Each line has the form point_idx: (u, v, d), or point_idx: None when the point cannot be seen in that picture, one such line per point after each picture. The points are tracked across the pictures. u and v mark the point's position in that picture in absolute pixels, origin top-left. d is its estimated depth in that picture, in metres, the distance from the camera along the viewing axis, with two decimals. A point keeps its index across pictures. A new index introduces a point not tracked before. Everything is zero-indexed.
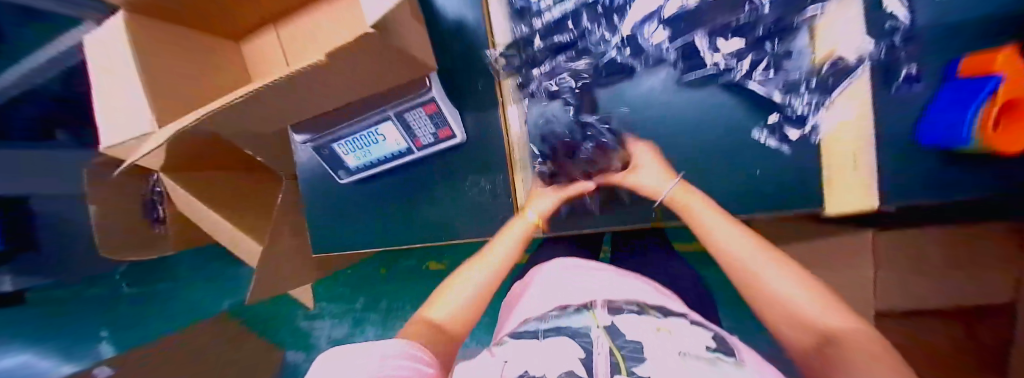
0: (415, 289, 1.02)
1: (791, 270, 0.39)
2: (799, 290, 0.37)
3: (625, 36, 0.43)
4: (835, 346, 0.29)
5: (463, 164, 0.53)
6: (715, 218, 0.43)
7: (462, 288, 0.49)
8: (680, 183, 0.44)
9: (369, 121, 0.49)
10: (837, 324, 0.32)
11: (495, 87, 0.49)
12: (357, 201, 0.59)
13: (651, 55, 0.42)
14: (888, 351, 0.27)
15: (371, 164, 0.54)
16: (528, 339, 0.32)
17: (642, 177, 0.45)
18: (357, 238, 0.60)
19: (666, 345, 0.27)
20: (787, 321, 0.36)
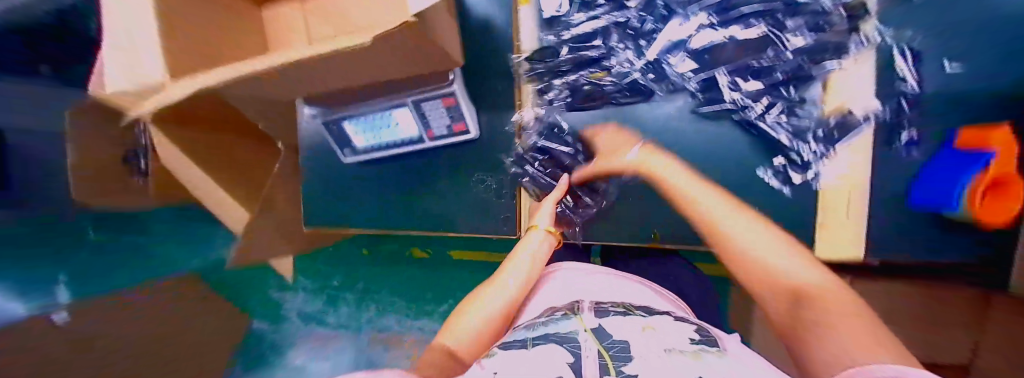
0: (396, 275, 1.02)
1: (748, 221, 0.37)
2: (769, 246, 0.35)
3: (650, 60, 0.43)
4: (810, 305, 0.29)
5: (472, 160, 0.53)
6: (687, 184, 0.41)
7: (481, 306, 0.42)
8: (650, 152, 0.45)
9: (386, 105, 0.49)
10: (807, 278, 0.31)
11: (512, 88, 0.50)
12: (361, 181, 0.58)
13: (672, 83, 0.43)
14: (860, 306, 0.28)
15: (381, 147, 0.54)
16: (517, 348, 0.31)
17: (613, 155, 0.47)
18: (357, 218, 0.60)
19: (650, 343, 0.28)
20: (761, 279, 0.34)
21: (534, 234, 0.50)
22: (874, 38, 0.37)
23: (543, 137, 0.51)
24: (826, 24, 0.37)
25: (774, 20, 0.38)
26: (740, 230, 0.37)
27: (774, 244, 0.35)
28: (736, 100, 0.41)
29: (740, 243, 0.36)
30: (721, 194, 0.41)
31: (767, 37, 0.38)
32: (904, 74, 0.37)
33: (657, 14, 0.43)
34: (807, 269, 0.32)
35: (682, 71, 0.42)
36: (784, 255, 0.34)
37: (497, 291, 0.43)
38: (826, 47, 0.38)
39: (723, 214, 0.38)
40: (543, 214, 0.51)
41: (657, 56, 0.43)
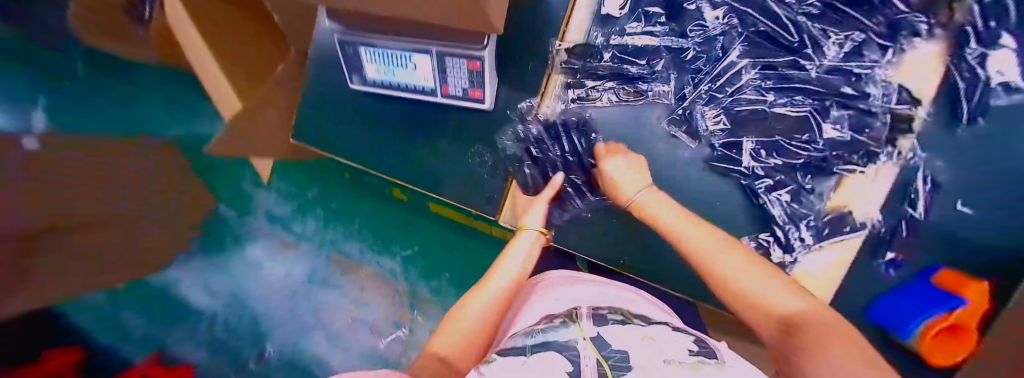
0: (368, 207, 1.12)
1: (743, 256, 0.37)
2: (751, 272, 0.36)
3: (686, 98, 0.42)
4: (803, 338, 0.29)
5: (478, 130, 0.51)
6: (678, 221, 0.41)
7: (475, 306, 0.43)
8: (651, 190, 0.43)
9: (408, 45, 0.46)
10: (795, 306, 0.32)
11: (543, 75, 0.48)
12: (364, 112, 0.57)
13: (696, 132, 0.42)
14: (846, 338, 0.28)
15: (392, 86, 0.52)
16: (517, 355, 0.35)
17: (620, 175, 0.44)
18: (352, 146, 0.59)
19: (647, 354, 0.33)
20: (742, 305, 0.35)
21: (524, 236, 0.49)
22: (908, 156, 0.36)
23: (542, 133, 0.49)
24: (868, 129, 0.36)
25: (819, 104, 0.38)
26: (728, 256, 0.37)
27: (758, 273, 0.36)
28: (751, 169, 0.41)
29: (725, 273, 0.36)
30: (717, 233, 0.40)
31: (804, 119, 0.38)
32: (916, 202, 0.36)
33: (714, 54, 0.41)
34: (792, 300, 0.33)
35: (711, 126, 0.42)
36: (773, 285, 0.34)
37: (483, 295, 0.44)
38: (856, 150, 0.37)
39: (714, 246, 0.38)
40: (534, 214, 0.49)
41: (696, 96, 0.42)
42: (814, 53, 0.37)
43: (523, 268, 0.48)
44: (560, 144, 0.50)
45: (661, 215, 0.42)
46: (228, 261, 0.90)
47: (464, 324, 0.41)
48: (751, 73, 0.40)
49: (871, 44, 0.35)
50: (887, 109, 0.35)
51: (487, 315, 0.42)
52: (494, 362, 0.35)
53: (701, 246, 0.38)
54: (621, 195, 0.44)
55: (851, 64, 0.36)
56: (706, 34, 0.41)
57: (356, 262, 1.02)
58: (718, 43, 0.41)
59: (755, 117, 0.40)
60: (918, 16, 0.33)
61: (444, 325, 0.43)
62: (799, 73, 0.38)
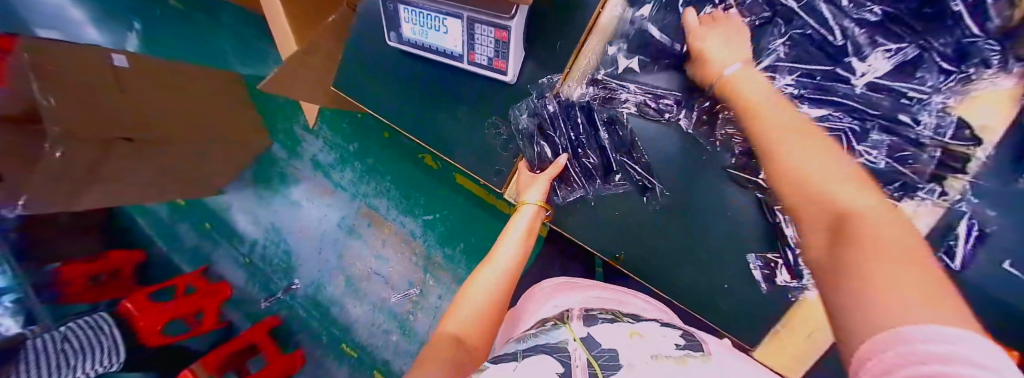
0: (398, 167, 1.17)
1: (816, 138, 0.27)
2: (819, 162, 0.25)
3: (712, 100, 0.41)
4: (850, 240, 0.21)
5: (500, 101, 0.52)
6: (758, 96, 0.32)
7: (492, 274, 0.43)
8: (745, 66, 0.34)
9: (444, 9, 0.47)
10: (866, 207, 0.22)
11: (572, 50, 0.47)
12: (395, 69, 0.59)
13: (717, 137, 0.42)
14: (918, 259, 0.19)
15: (422, 46, 0.53)
16: (508, 361, 0.33)
17: (715, 49, 0.36)
18: (378, 101, 0.61)
19: (636, 350, 0.32)
20: (804, 200, 0.24)
21: (525, 209, 0.48)
22: (956, 199, 0.33)
23: (557, 111, 0.48)
24: (913, 160, 0.33)
25: (861, 125, 0.35)
26: (795, 134, 0.27)
27: (845, 166, 0.25)
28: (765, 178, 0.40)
29: (782, 156, 0.27)
30: (790, 110, 0.30)
31: (840, 138, 0.35)
32: (955, 250, 0.34)
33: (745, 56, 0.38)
34: (862, 198, 0.22)
35: (728, 131, 0.41)
36: (845, 179, 0.23)
37: (491, 268, 0.43)
38: (891, 180, 0.34)
39: (790, 119, 0.29)
40: (534, 189, 0.49)
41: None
42: (855, 55, 0.34)
43: (524, 240, 0.46)
44: (578, 125, 0.49)
45: (744, 95, 0.32)
46: (274, 200, 1.28)
47: (471, 309, 0.39)
48: (789, 79, 0.36)
49: (931, 64, 0.32)
50: (939, 142, 0.33)
51: (490, 303, 0.40)
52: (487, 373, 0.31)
53: (772, 125, 0.29)
54: (710, 71, 0.36)
55: (903, 85, 0.33)
56: None
57: (382, 217, 1.19)
58: (760, 42, 0.37)
59: None
60: (992, 44, 0.30)
61: (453, 308, 0.41)
62: (841, 86, 0.35)
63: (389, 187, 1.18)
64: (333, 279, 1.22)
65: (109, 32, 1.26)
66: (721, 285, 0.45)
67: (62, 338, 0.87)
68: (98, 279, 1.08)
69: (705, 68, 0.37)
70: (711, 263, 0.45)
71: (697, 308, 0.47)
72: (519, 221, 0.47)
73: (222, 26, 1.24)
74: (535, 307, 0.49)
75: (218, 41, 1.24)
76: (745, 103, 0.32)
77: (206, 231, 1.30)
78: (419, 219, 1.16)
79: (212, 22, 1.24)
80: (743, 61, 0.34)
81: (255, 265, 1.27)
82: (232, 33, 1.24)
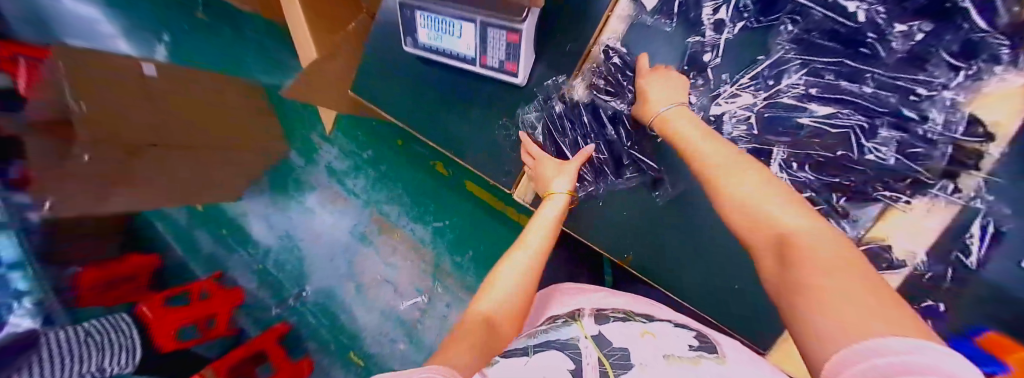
0: (409, 172, 1.19)
1: (756, 170, 0.31)
2: (758, 188, 0.30)
3: (722, 95, 0.42)
4: (798, 262, 0.24)
5: (510, 103, 0.54)
6: (695, 133, 0.37)
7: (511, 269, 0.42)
8: (678, 106, 0.40)
9: (460, 13, 0.50)
10: (804, 226, 0.26)
11: (581, 53, 0.49)
12: (409, 73, 0.61)
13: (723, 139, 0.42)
14: (852, 264, 0.22)
15: (436, 50, 0.55)
16: (518, 356, 0.33)
17: (654, 90, 0.42)
18: (392, 105, 0.63)
19: (648, 349, 0.32)
20: (758, 234, 0.28)
21: (552, 200, 0.47)
22: (970, 196, 0.33)
23: (563, 111, 0.51)
24: (924, 157, 0.34)
25: (869, 121, 0.36)
26: (738, 171, 0.31)
27: (766, 188, 0.30)
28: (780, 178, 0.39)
29: (730, 194, 0.31)
30: (729, 146, 0.35)
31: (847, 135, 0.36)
32: (969, 250, 0.34)
33: (748, 58, 0.41)
34: (789, 213, 0.27)
35: (735, 128, 0.41)
36: (775, 201, 0.28)
37: (509, 268, 0.42)
38: (900, 178, 0.35)
39: (706, 143, 0.35)
40: (561, 179, 0.48)
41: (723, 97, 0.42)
42: (881, 47, 0.34)
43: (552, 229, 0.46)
44: (585, 122, 0.50)
45: (687, 138, 0.37)
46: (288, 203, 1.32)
47: (498, 300, 0.39)
48: (797, 76, 0.38)
49: (939, 60, 0.32)
50: (950, 139, 0.33)
51: (513, 299, 0.40)
52: (496, 366, 0.32)
53: (714, 165, 0.33)
54: (649, 110, 0.42)
55: (908, 82, 0.34)
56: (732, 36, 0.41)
57: (394, 224, 1.21)
58: (768, 43, 0.39)
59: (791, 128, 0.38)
60: (1001, 38, 0.30)
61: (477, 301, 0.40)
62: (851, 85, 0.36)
63: (402, 194, 1.20)
64: (342, 285, 1.23)
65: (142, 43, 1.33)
66: (732, 286, 0.45)
67: (86, 333, 0.86)
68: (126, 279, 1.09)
69: (646, 109, 0.43)
70: (721, 263, 0.45)
71: (708, 311, 0.47)
72: (547, 211, 0.47)
73: (245, 36, 1.30)
74: (552, 307, 0.49)
75: (241, 50, 1.30)
76: (682, 139, 0.37)
77: (223, 236, 1.34)
78: (429, 226, 1.17)
79: (237, 33, 1.31)
80: (673, 101, 0.40)
81: (269, 271, 1.30)
82: (255, 43, 1.30)
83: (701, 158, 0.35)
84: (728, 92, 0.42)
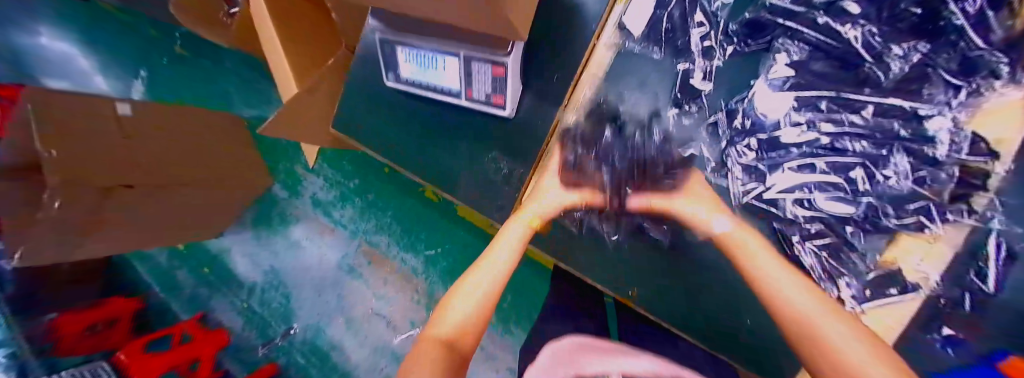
0: (399, 199, 1.15)
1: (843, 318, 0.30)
2: (818, 308, 0.31)
3: (735, 126, 0.40)
4: None
5: (498, 135, 0.52)
6: (762, 256, 0.36)
7: (467, 297, 0.40)
8: (737, 223, 0.38)
9: (441, 49, 0.47)
10: None
11: (569, 83, 0.47)
12: (393, 105, 0.59)
13: (732, 175, 0.41)
14: None
15: (421, 85, 0.54)
16: None
17: (685, 204, 0.41)
18: (377, 142, 0.62)
19: None
20: None
21: (513, 227, 0.46)
22: (985, 216, 0.32)
23: (610, 140, 0.44)
24: (931, 180, 0.33)
25: (870, 152, 0.35)
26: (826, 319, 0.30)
27: (828, 311, 0.31)
28: (795, 216, 0.38)
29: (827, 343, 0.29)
30: (800, 279, 0.34)
31: (854, 169, 0.36)
32: (985, 270, 0.33)
33: (745, 80, 0.40)
34: (864, 350, 0.28)
35: (741, 165, 0.40)
36: (841, 327, 0.29)
37: (480, 277, 0.42)
38: (912, 200, 0.34)
39: (781, 275, 0.34)
40: (539, 203, 0.46)
41: (735, 137, 0.40)
42: (878, 69, 0.34)
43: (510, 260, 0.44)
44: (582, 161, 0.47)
45: (749, 260, 0.36)
46: (276, 240, 1.27)
47: (462, 316, 0.39)
48: (791, 104, 0.37)
49: (936, 79, 0.32)
50: (954, 160, 0.32)
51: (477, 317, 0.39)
52: None
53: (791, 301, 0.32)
54: (698, 224, 0.40)
55: (906, 101, 0.33)
56: (714, 64, 0.41)
57: (385, 255, 1.17)
58: (761, 67, 0.39)
59: (801, 162, 0.37)
60: (999, 56, 0.29)
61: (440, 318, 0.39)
62: (850, 116, 0.35)
63: (391, 223, 1.16)
64: (332, 321, 1.17)
65: (122, 82, 1.38)
66: (745, 320, 0.42)
67: None
68: (95, 329, 1.02)
69: (687, 219, 0.41)
70: (730, 295, 0.42)
71: (727, 353, 0.44)
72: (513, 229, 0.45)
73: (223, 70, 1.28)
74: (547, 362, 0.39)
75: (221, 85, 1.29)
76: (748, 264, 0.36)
77: (203, 274, 1.31)
78: (422, 255, 1.13)
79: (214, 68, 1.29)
80: (725, 213, 0.39)
81: (253, 310, 1.25)
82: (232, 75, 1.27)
83: (768, 287, 0.34)
84: (745, 121, 0.40)
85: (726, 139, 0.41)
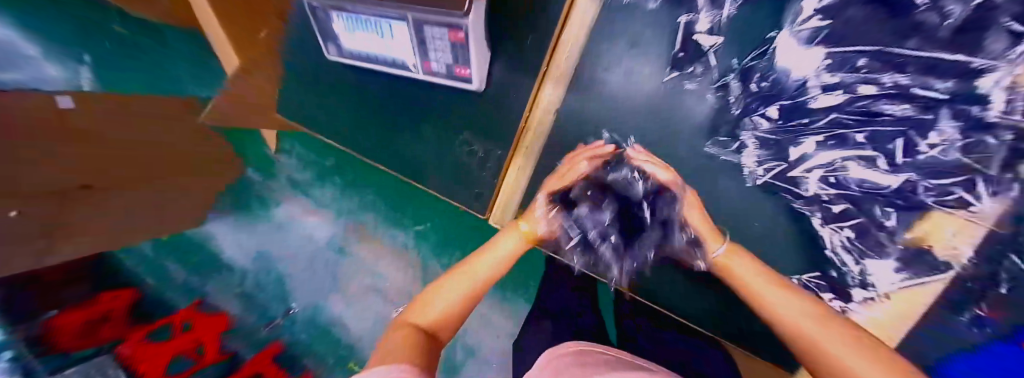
0: (379, 178, 1.04)
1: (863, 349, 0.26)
2: (818, 327, 0.28)
3: (749, 90, 0.36)
4: None
5: (469, 114, 0.44)
6: (760, 280, 0.33)
7: (451, 290, 0.38)
8: (728, 249, 0.36)
9: (378, 10, 0.37)
10: None
11: (546, 44, 0.39)
12: (343, 83, 0.50)
13: (748, 150, 0.37)
14: None
15: (368, 58, 0.44)
16: None
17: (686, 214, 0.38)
18: (329, 131, 0.53)
19: None
20: None
21: (508, 239, 0.41)
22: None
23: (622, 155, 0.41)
24: (978, 147, 0.28)
25: (910, 117, 0.30)
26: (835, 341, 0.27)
27: (856, 345, 0.27)
28: (819, 194, 0.35)
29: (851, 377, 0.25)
30: (801, 295, 0.31)
31: (896, 140, 0.31)
32: None
33: (755, 36, 0.34)
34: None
35: (758, 140, 0.36)
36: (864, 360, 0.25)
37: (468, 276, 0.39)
38: (957, 173, 0.29)
39: (781, 299, 0.31)
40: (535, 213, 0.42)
41: (753, 105, 0.36)
42: (933, 14, 0.27)
43: (492, 275, 0.39)
44: (582, 136, 0.42)
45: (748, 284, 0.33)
46: (261, 222, 1.06)
47: (441, 302, 0.37)
48: (821, 61, 0.32)
49: (1000, 27, 0.25)
50: (1010, 123, 0.27)
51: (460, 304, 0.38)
52: None
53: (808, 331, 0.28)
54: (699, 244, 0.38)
55: (962, 55, 0.27)
56: (722, 14, 0.35)
57: (372, 231, 1.04)
58: (785, 15, 0.32)
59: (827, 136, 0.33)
60: None
61: (423, 297, 0.38)
62: (893, 75, 0.29)
63: (375, 200, 1.05)
64: (331, 299, 1.00)
65: None
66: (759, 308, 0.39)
67: None
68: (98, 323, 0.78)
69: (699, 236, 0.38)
70: None
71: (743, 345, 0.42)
72: (506, 243, 0.41)
73: None
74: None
75: None
76: (761, 300, 0.32)
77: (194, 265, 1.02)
78: (411, 230, 1.03)
79: None
80: (718, 242, 0.37)
81: (249, 294, 1.01)
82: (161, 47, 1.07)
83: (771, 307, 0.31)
84: (764, 90, 0.35)
85: (737, 103, 0.36)
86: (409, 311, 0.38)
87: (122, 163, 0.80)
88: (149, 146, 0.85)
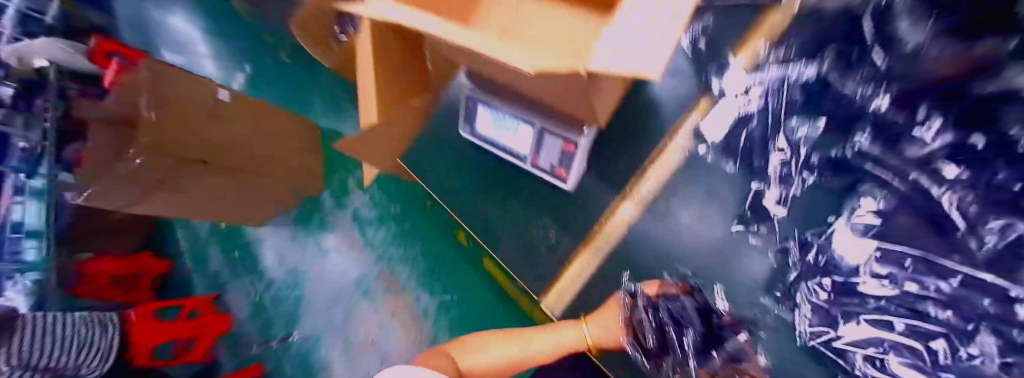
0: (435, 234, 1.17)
1: None
2: None
3: (804, 260, 0.39)
4: None
5: (553, 203, 0.56)
6: None
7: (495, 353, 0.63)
8: None
9: (519, 114, 0.52)
10: None
11: (638, 173, 0.51)
12: (462, 151, 0.64)
13: (800, 310, 0.40)
14: None
15: (490, 141, 0.58)
16: None
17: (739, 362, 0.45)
18: (441, 187, 0.69)
19: None
20: None
21: (565, 331, 0.61)
22: None
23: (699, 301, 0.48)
24: None
25: (955, 324, 0.28)
26: None
27: None
28: (865, 376, 0.35)
29: None
30: None
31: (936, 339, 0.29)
32: None
33: (821, 214, 0.38)
34: None
35: (810, 306, 0.39)
36: None
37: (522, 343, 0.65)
38: None
39: None
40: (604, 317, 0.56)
41: (805, 276, 0.39)
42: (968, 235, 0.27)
43: (534, 351, 0.64)
44: (647, 259, 0.52)
45: None
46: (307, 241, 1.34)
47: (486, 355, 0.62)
48: (871, 250, 0.33)
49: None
50: None
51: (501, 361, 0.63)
52: None
53: None
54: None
55: (1000, 279, 0.26)
56: (790, 192, 0.40)
57: (400, 288, 1.17)
58: (845, 206, 0.36)
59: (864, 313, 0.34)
60: None
61: (482, 347, 0.64)
62: (935, 280, 0.29)
63: (418, 255, 1.17)
64: (331, 339, 1.20)
65: (225, 69, 1.55)
66: None
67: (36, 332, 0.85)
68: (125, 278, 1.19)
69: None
70: None
71: None
72: (563, 334, 0.61)
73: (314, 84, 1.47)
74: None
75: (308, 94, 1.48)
76: None
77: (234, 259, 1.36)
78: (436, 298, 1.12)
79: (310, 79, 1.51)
80: None
81: (263, 306, 1.29)
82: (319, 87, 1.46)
83: None
84: (817, 266, 0.38)
85: (795, 268, 0.40)
86: (467, 351, 0.63)
87: (232, 158, 1.05)
88: (250, 150, 1.09)
